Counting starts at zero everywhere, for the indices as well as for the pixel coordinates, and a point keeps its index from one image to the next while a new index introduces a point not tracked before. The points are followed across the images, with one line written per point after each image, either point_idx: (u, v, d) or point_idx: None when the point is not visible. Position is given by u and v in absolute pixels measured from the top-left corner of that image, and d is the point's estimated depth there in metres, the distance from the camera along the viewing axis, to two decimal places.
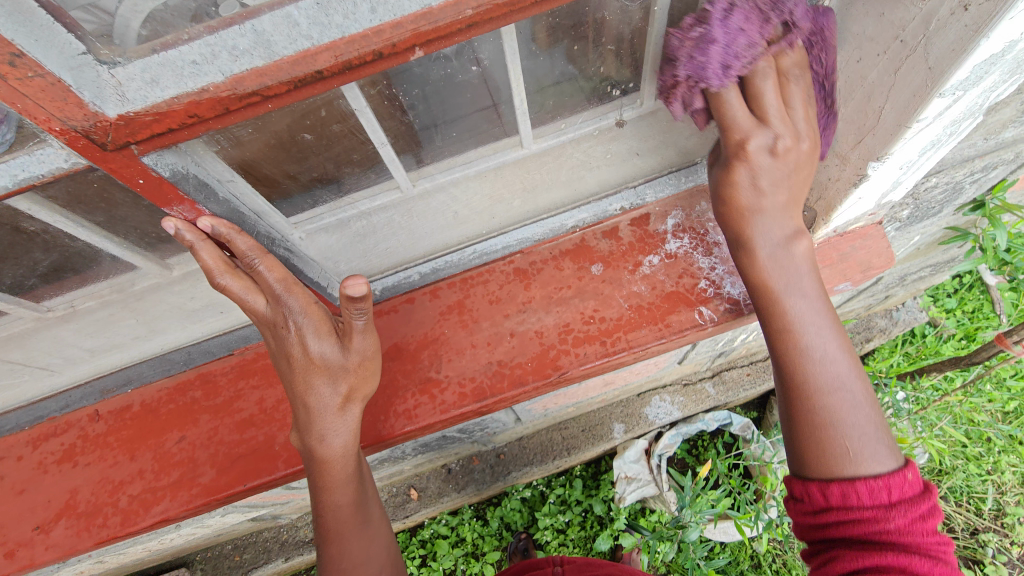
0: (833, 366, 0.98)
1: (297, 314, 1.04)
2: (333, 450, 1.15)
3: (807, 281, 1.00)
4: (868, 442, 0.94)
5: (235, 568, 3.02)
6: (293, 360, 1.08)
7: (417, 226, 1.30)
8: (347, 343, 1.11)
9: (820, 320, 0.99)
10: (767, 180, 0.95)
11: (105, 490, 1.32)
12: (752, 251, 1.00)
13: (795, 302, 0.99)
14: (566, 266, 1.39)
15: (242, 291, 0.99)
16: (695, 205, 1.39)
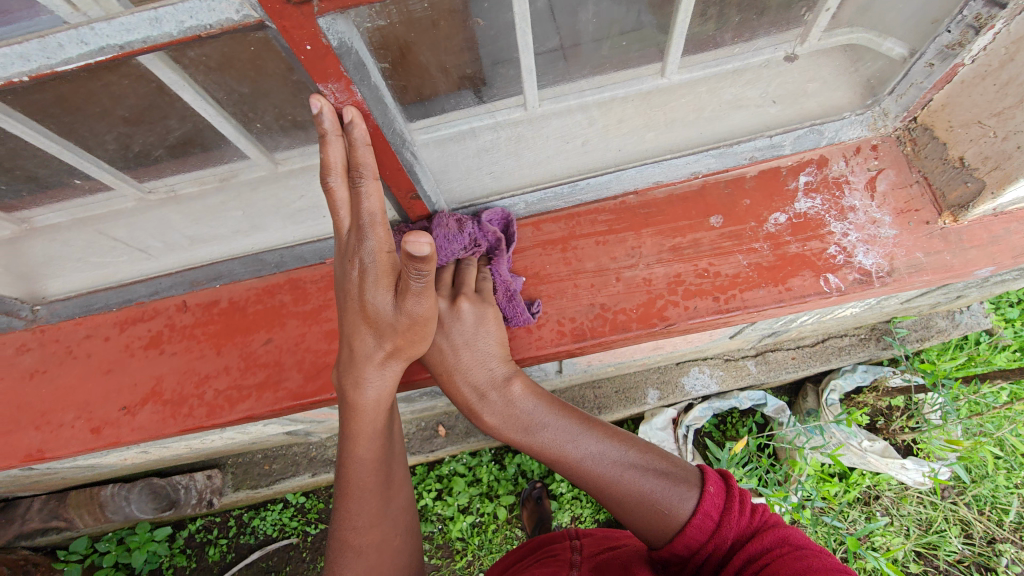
0: (595, 462, 1.14)
1: (370, 251, 0.97)
2: (365, 399, 1.12)
3: (540, 413, 1.17)
4: (664, 493, 1.08)
5: (265, 476, 3.11)
6: (351, 300, 1.03)
7: (526, 156, 1.29)
8: (401, 302, 0.99)
9: (567, 434, 1.16)
10: (455, 330, 1.15)
11: (192, 381, 1.31)
12: (481, 415, 1.17)
13: (542, 436, 1.16)
14: (683, 215, 1.29)
15: (344, 205, 0.94)
16: (832, 162, 1.28)
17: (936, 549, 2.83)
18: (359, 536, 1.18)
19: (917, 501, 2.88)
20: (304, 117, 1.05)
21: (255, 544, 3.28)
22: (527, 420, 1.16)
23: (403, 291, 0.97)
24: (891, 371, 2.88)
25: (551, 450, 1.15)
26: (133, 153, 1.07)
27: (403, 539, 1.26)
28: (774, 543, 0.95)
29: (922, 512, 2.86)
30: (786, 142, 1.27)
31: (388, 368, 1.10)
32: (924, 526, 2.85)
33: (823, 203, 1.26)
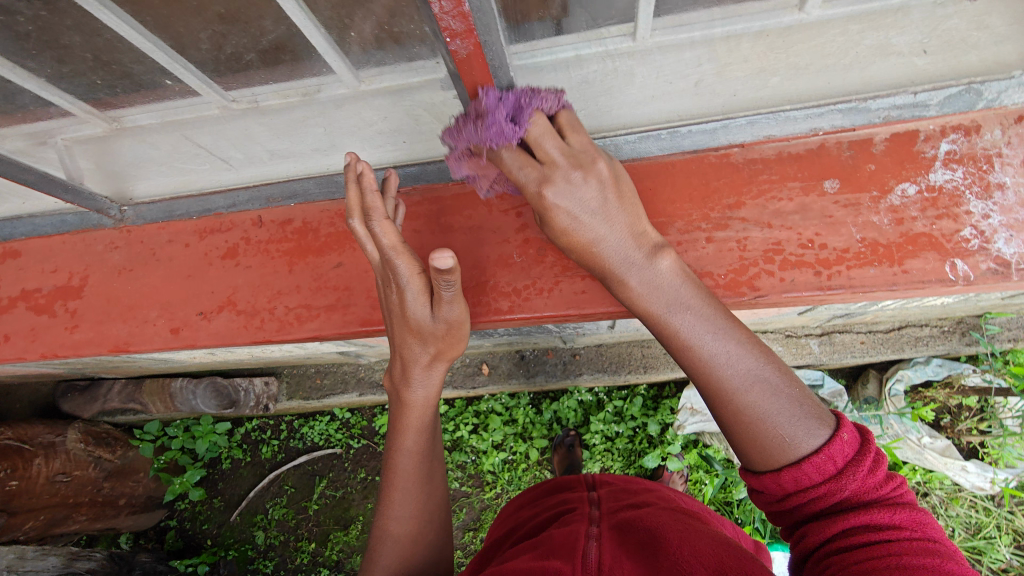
0: (734, 366, 0.95)
1: (404, 273, 1.08)
2: (415, 397, 1.27)
3: (687, 294, 1.00)
4: (786, 421, 0.90)
5: (316, 389, 3.29)
6: (393, 314, 1.14)
7: (626, 96, 1.18)
8: (440, 310, 1.12)
9: (706, 326, 0.97)
10: (575, 201, 0.99)
11: (266, 295, 1.33)
12: (625, 284, 1.02)
13: (679, 318, 0.99)
14: (793, 175, 1.15)
15: (367, 239, 1.08)
16: (985, 130, 1.10)
17: (981, 554, 2.75)
18: (399, 524, 1.30)
19: (968, 505, 2.77)
20: (400, 29, 0.98)
21: (303, 448, 3.53)
22: (672, 300, 0.99)
23: (439, 299, 1.10)
24: (970, 370, 2.69)
25: (684, 336, 0.98)
26: (224, 55, 1.03)
27: (440, 529, 1.38)
28: (902, 524, 0.83)
29: (972, 516, 2.76)
30: (933, 100, 1.10)
31: (426, 370, 1.23)
32: (972, 530, 2.76)
33: (965, 177, 1.09)
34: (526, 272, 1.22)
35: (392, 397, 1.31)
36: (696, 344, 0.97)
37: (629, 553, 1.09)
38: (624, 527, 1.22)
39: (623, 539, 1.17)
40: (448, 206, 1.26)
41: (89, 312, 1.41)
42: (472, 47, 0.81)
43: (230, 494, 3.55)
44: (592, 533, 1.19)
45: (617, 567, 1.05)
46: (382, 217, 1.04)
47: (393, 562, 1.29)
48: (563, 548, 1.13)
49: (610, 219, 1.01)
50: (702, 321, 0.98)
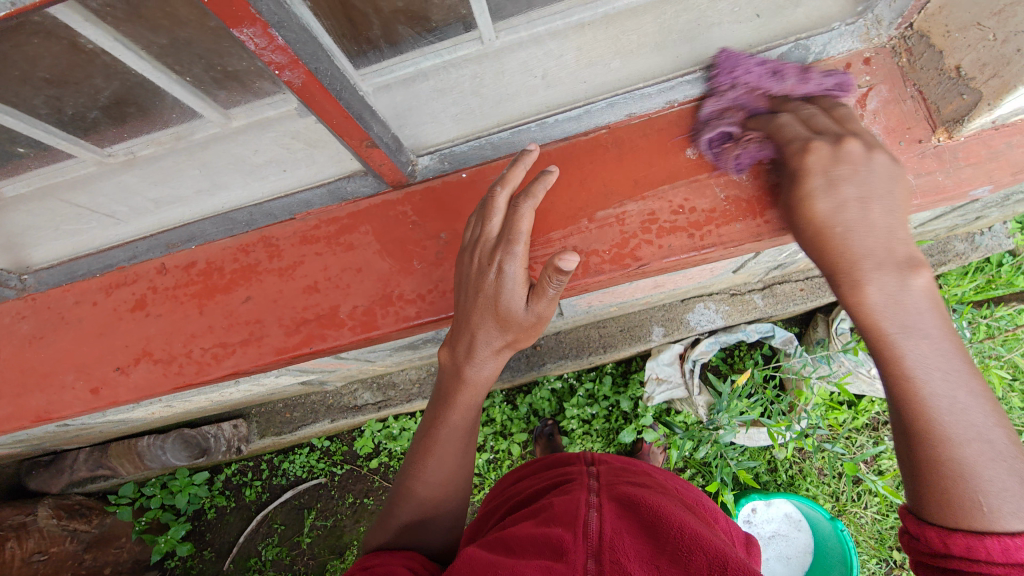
0: (959, 416, 0.87)
1: (516, 258, 1.08)
2: (477, 376, 1.27)
3: (929, 321, 0.90)
4: (999, 484, 0.84)
5: (287, 423, 3.28)
6: (482, 296, 1.11)
7: (489, 94, 1.23)
8: (534, 304, 1.12)
9: (945, 365, 0.89)
10: (870, 179, 0.93)
11: (180, 340, 1.35)
12: (859, 292, 0.92)
13: (912, 343, 0.90)
14: (655, 148, 1.22)
15: (500, 212, 1.10)
16: (819, 81, 1.18)
17: None
18: (428, 490, 1.35)
19: None
20: (236, 67, 1.00)
21: (287, 483, 3.51)
22: (917, 319, 0.90)
23: (539, 293, 1.10)
24: None
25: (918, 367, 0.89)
26: (70, 117, 1.03)
27: (462, 502, 1.42)
28: None
29: None
30: (768, 61, 1.19)
31: (489, 359, 1.24)
32: None
33: None
34: (428, 275, 1.27)
35: (448, 378, 1.31)
36: (927, 379, 0.89)
37: (633, 529, 1.12)
38: (624, 499, 1.26)
39: (622, 510, 1.21)
40: (345, 225, 1.31)
41: (5, 387, 1.40)
42: (304, 76, 0.85)
43: (220, 543, 3.48)
44: (592, 502, 1.23)
45: (618, 539, 1.08)
46: (530, 199, 1.07)
47: (410, 518, 1.35)
48: (566, 514, 1.18)
49: (896, 208, 0.93)
50: (939, 351, 0.90)
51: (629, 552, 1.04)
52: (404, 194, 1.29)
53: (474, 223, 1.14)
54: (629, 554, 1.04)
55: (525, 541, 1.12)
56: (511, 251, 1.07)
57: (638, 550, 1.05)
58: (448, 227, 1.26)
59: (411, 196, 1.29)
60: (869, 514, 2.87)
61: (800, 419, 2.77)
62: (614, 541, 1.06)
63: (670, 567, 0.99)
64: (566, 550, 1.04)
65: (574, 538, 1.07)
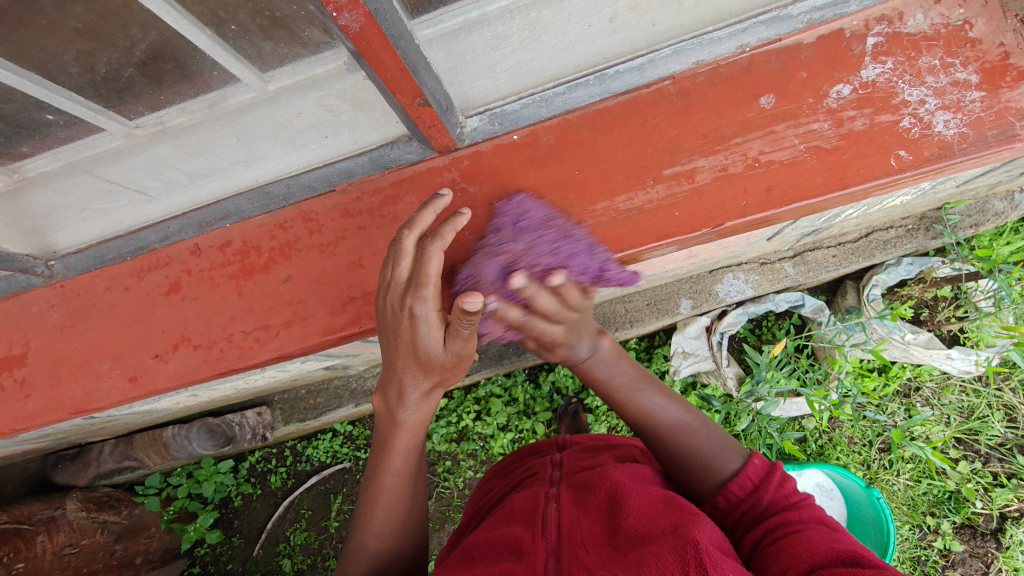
0: (669, 418, 1.37)
1: (426, 301, 1.07)
2: (408, 420, 1.26)
3: (627, 371, 1.43)
4: (717, 445, 1.32)
5: (312, 409, 3.24)
6: (401, 342, 1.12)
7: (544, 45, 1.13)
8: (452, 343, 1.11)
9: (646, 391, 1.42)
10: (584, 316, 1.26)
11: (219, 324, 1.28)
12: (591, 371, 1.40)
13: (620, 380, 1.42)
14: (728, 99, 1.14)
15: (410, 256, 1.08)
16: (908, 16, 1.08)
17: (977, 434, 2.86)
18: (378, 541, 1.32)
19: (959, 390, 2.87)
20: (285, 12, 0.90)
21: (311, 469, 3.49)
22: (625, 372, 1.42)
23: (454, 334, 1.09)
24: (940, 261, 2.70)
25: (637, 390, 1.41)
26: (102, 77, 0.93)
27: (421, 539, 1.41)
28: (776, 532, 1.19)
29: (964, 400, 2.87)
30: None
31: (422, 401, 1.23)
32: (966, 414, 2.87)
33: (895, 66, 1.08)
34: None
35: (383, 423, 1.31)
36: (643, 400, 1.40)
37: (592, 514, 1.17)
38: (582, 484, 1.30)
39: (580, 495, 1.26)
40: (388, 195, 1.25)
41: (37, 379, 1.34)
42: (364, 17, 0.76)
43: (249, 529, 3.47)
44: (551, 495, 1.29)
45: (576, 528, 1.12)
46: (439, 240, 1.07)
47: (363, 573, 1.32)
48: (522, 512, 1.24)
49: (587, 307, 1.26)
50: (644, 390, 1.42)
51: (588, 542, 1.08)
52: (451, 159, 1.23)
53: (388, 265, 1.12)
54: (589, 539, 1.09)
55: (489, 545, 1.16)
56: (422, 294, 1.06)
57: (595, 534, 1.10)
58: (500, 192, 1.21)
59: (458, 161, 1.22)
60: (902, 480, 2.82)
61: (836, 387, 2.71)
62: (572, 531, 1.11)
63: (625, 545, 1.03)
64: (526, 549, 1.08)
65: (533, 537, 1.12)
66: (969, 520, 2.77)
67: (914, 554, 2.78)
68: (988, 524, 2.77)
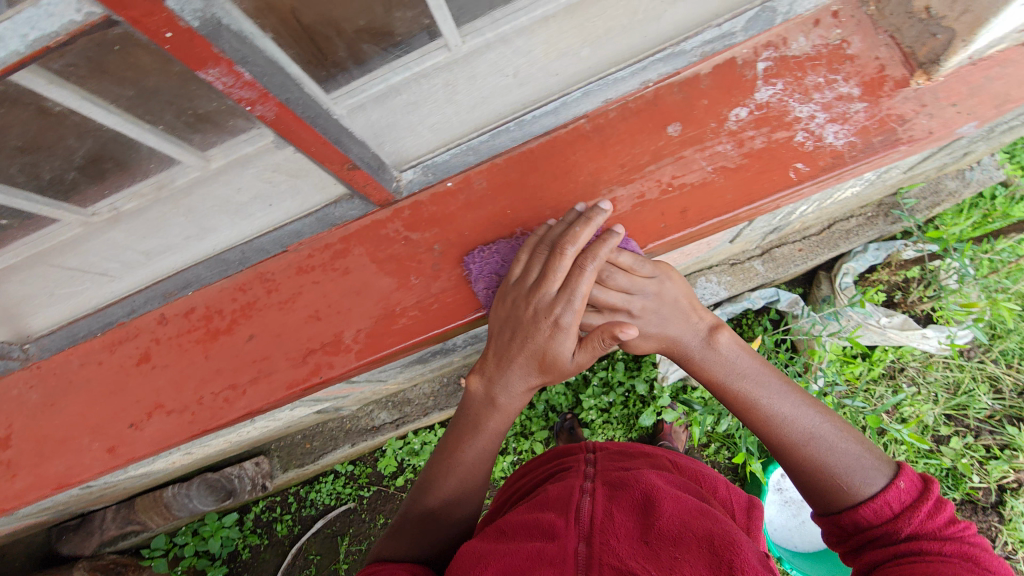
0: (798, 425, 1.20)
1: (574, 312, 1.16)
2: (502, 408, 1.31)
3: (744, 365, 1.26)
4: (854, 458, 1.15)
5: (308, 454, 3.27)
6: (533, 343, 1.20)
7: (462, 101, 1.22)
8: (580, 353, 1.22)
9: (772, 391, 1.24)
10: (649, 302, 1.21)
11: (189, 388, 1.34)
12: (691, 361, 1.29)
13: (747, 385, 1.25)
14: (639, 131, 1.23)
15: (565, 268, 1.15)
16: (791, 41, 1.18)
17: (966, 409, 2.90)
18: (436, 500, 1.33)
19: (943, 366, 2.93)
20: (207, 109, 1.00)
21: (317, 513, 3.51)
22: (737, 370, 1.26)
23: (587, 345, 1.21)
24: (903, 244, 2.87)
25: (755, 394, 1.24)
26: (48, 180, 1.02)
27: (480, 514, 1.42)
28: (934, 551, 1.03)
29: (949, 376, 2.92)
30: (737, 27, 1.18)
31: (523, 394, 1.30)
32: (953, 389, 2.92)
33: (785, 87, 1.17)
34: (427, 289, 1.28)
35: (478, 406, 1.34)
36: (768, 402, 1.23)
37: (625, 509, 1.16)
38: (617, 483, 1.30)
39: (614, 493, 1.25)
40: (338, 249, 1.33)
41: (23, 458, 1.39)
42: (276, 108, 0.84)
43: None
44: (585, 488, 1.28)
45: (610, 520, 1.12)
46: (597, 261, 1.14)
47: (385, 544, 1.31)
48: (556, 502, 1.24)
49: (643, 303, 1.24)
50: (769, 389, 1.24)
51: (619, 533, 1.09)
52: (392, 211, 1.31)
53: (536, 268, 1.18)
54: (620, 532, 1.09)
55: (521, 528, 1.17)
56: (572, 306, 1.16)
57: (628, 528, 1.09)
58: (441, 237, 1.29)
59: (399, 213, 1.31)
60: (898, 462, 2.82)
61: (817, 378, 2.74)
62: (604, 523, 1.11)
63: (659, 541, 1.04)
64: (558, 531, 1.10)
65: (567, 522, 1.12)
66: (968, 495, 2.80)
67: None
68: (989, 498, 2.80)
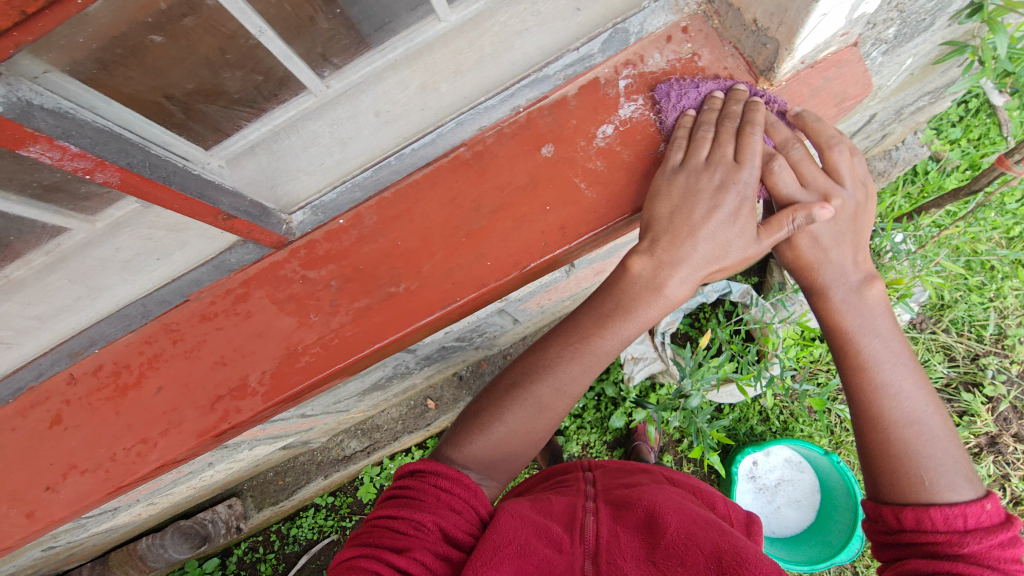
0: (907, 404, 1.22)
1: (750, 184, 1.12)
2: (665, 301, 1.18)
3: (880, 324, 1.25)
4: (946, 460, 1.18)
5: (282, 490, 3.23)
6: (706, 218, 1.13)
7: (334, 139, 1.24)
8: (766, 235, 1.15)
9: (894, 360, 1.24)
10: (821, 228, 1.20)
11: (103, 446, 1.34)
12: (830, 299, 1.25)
13: (869, 342, 1.24)
14: (517, 153, 1.27)
15: (733, 142, 1.14)
16: (647, 58, 1.24)
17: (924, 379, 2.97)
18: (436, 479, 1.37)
19: None
20: (53, 180, 1.01)
21: (301, 549, 3.48)
22: (870, 325, 1.24)
23: (773, 226, 1.14)
24: None
25: (881, 360, 1.24)
26: None
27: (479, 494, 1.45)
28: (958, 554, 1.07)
29: None
30: (595, 50, 1.24)
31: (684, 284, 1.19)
32: None
33: (645, 102, 1.23)
34: (327, 326, 1.30)
35: (637, 290, 1.19)
36: (886, 374, 1.23)
37: (629, 529, 1.27)
38: (620, 503, 1.41)
39: (620, 512, 1.36)
40: (239, 294, 1.35)
41: None
42: (118, 173, 0.87)
43: None
44: (589, 507, 1.39)
45: (615, 540, 1.23)
46: (758, 130, 1.13)
47: None
48: (564, 516, 1.33)
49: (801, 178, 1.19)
50: (889, 351, 1.24)
51: (625, 553, 1.19)
52: (289, 252, 1.34)
53: (688, 149, 1.16)
54: (625, 552, 1.20)
55: (528, 523, 1.23)
56: (750, 176, 1.12)
57: (635, 549, 1.20)
58: (338, 272, 1.32)
59: (296, 252, 1.33)
60: None
61: (772, 366, 2.80)
62: (611, 544, 1.21)
63: (665, 562, 1.15)
64: (566, 548, 1.20)
65: (574, 540, 1.23)
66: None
67: None
68: None
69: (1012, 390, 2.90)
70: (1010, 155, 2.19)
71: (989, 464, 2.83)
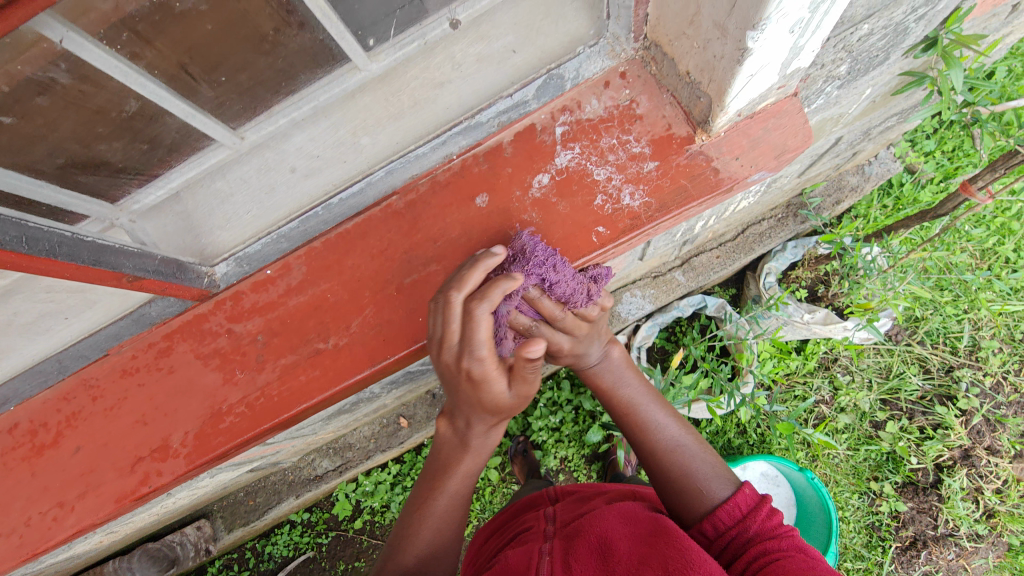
0: (666, 433, 1.40)
1: (482, 361, 1.05)
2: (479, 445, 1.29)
3: (631, 380, 1.43)
4: (708, 469, 1.34)
5: (252, 511, 3.13)
6: (463, 391, 1.13)
7: (255, 191, 1.21)
8: (517, 387, 1.12)
9: (647, 401, 1.42)
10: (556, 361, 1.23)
11: (18, 509, 1.28)
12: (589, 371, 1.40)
13: (626, 392, 1.42)
14: (448, 202, 1.21)
15: (458, 317, 1.03)
16: (584, 103, 1.18)
17: (899, 391, 2.92)
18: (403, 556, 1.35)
19: (874, 353, 2.97)
20: None
21: (275, 568, 3.36)
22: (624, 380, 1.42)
23: (519, 377, 1.10)
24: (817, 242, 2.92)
25: (636, 402, 1.42)
26: None
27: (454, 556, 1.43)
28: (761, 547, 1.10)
29: (880, 361, 2.97)
30: (529, 95, 1.19)
31: (491, 428, 1.26)
32: (885, 373, 2.96)
33: (582, 151, 1.17)
34: (252, 382, 1.24)
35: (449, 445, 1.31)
36: (645, 412, 1.41)
37: (583, 558, 1.17)
38: (573, 534, 1.32)
39: (572, 545, 1.27)
40: (161, 348, 1.28)
41: None
42: None
43: None
44: (545, 549, 1.29)
45: None
46: (484, 303, 1.00)
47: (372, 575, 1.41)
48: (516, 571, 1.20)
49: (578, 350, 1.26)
50: (641, 395, 1.43)
51: None
52: (213, 304, 1.27)
53: (436, 321, 1.07)
54: None
55: None
56: (476, 356, 1.04)
57: None
58: (265, 326, 1.25)
59: (220, 304, 1.27)
60: (842, 452, 2.88)
61: (745, 381, 2.74)
62: None
63: None
64: None
65: None
66: (909, 477, 2.82)
67: (867, 521, 2.81)
68: (928, 478, 2.81)
69: (984, 403, 2.86)
70: (974, 181, 2.16)
71: (962, 478, 2.75)
